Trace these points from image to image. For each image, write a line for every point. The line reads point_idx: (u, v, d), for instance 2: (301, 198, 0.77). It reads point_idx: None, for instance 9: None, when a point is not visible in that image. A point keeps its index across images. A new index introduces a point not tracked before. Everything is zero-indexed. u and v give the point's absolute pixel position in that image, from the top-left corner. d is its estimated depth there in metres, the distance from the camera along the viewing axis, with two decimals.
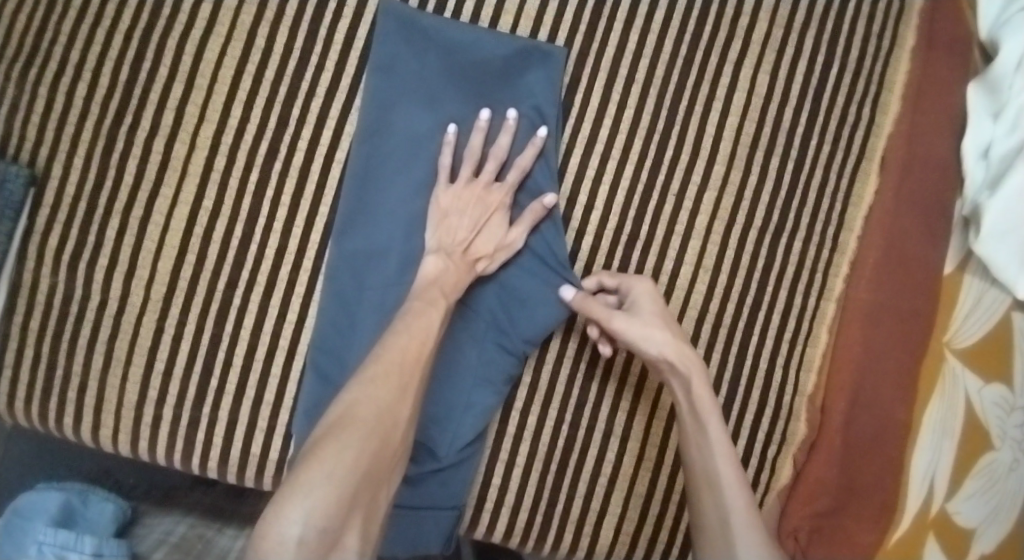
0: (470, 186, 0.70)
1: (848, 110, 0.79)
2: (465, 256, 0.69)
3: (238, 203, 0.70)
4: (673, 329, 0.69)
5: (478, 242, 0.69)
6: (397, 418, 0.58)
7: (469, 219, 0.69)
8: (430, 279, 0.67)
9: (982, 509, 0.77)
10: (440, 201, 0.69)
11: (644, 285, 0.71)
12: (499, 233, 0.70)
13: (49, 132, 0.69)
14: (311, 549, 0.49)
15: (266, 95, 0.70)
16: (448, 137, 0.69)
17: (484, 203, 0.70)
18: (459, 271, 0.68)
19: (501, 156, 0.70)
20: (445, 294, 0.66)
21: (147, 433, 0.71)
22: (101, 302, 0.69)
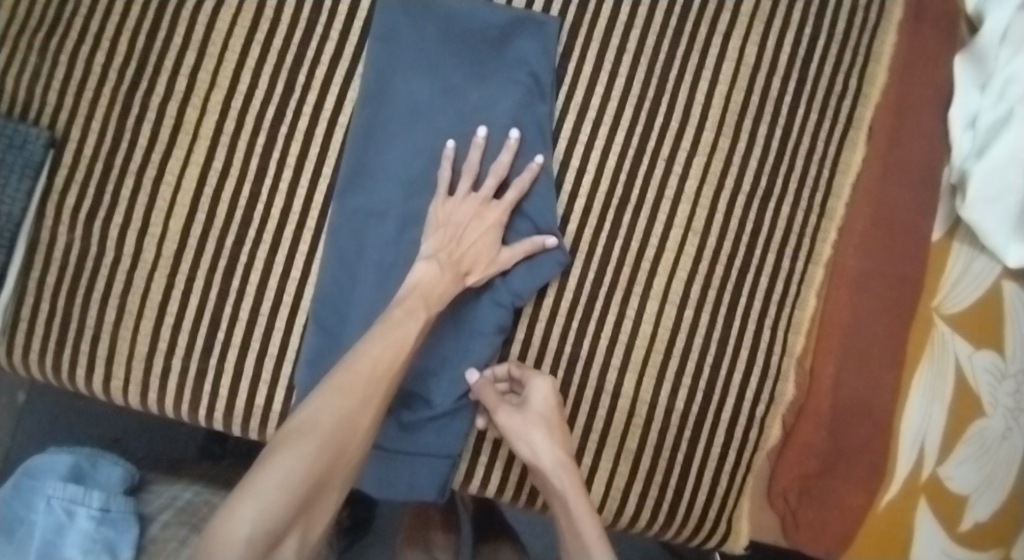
0: (468, 199, 0.72)
1: (835, 80, 0.81)
2: (455, 267, 0.70)
3: (245, 164, 0.73)
4: (558, 432, 0.71)
5: (468, 254, 0.71)
6: (358, 428, 0.60)
7: (464, 232, 0.71)
8: (418, 286, 0.69)
9: (976, 478, 0.80)
10: (437, 211, 0.72)
11: (545, 381, 0.72)
12: (491, 251, 0.72)
13: (68, 98, 0.72)
14: (254, 551, 0.51)
15: (273, 63, 0.73)
16: (447, 152, 0.71)
17: (481, 218, 0.72)
18: (444, 283, 0.69)
19: (500, 177, 0.72)
20: (427, 305, 0.68)
21: (155, 384, 0.74)
22: (114, 259, 0.73)
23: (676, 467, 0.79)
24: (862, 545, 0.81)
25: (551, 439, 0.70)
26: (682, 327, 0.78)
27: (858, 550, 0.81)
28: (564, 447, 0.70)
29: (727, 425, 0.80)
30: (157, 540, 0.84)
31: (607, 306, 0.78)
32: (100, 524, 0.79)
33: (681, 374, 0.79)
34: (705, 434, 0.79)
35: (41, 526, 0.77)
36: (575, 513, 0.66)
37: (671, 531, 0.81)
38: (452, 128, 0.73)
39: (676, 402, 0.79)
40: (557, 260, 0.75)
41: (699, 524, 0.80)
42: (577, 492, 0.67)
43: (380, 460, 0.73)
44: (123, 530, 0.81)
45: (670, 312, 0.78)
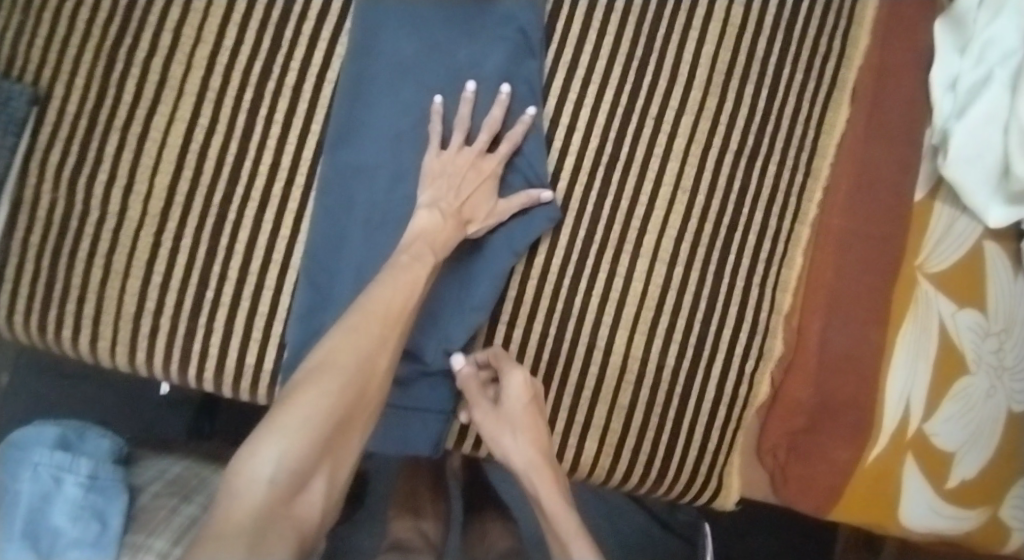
0: (464, 151, 0.72)
1: (818, 41, 0.82)
2: (458, 215, 0.71)
3: (233, 121, 0.73)
4: (532, 429, 0.72)
5: (469, 204, 0.72)
6: (375, 369, 0.61)
7: (462, 182, 0.72)
8: (422, 233, 0.69)
9: (962, 435, 0.81)
10: (433, 162, 0.72)
11: (519, 379, 0.71)
12: (487, 202, 0.73)
13: (51, 55, 0.72)
14: (283, 485, 0.51)
15: (260, 19, 0.73)
16: (436, 106, 0.72)
17: (477, 168, 0.73)
18: (450, 231, 0.70)
19: (494, 129, 0.73)
20: (434, 251, 0.69)
21: (144, 344, 0.73)
22: (100, 217, 0.72)
23: (668, 422, 0.80)
24: (851, 501, 0.81)
25: (524, 439, 0.71)
26: (672, 284, 0.79)
27: (844, 509, 0.82)
28: (538, 444, 0.72)
29: (717, 381, 0.81)
30: (146, 509, 0.83)
31: (598, 264, 0.78)
32: (88, 491, 0.78)
33: (671, 331, 0.79)
34: (695, 390, 0.80)
35: (27, 495, 0.75)
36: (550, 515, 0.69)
37: (661, 487, 0.82)
38: (442, 85, 0.74)
39: (667, 358, 0.79)
40: (548, 216, 0.76)
41: (689, 480, 0.81)
42: (552, 495, 0.70)
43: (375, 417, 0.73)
44: (112, 497, 0.80)
45: (660, 269, 0.79)
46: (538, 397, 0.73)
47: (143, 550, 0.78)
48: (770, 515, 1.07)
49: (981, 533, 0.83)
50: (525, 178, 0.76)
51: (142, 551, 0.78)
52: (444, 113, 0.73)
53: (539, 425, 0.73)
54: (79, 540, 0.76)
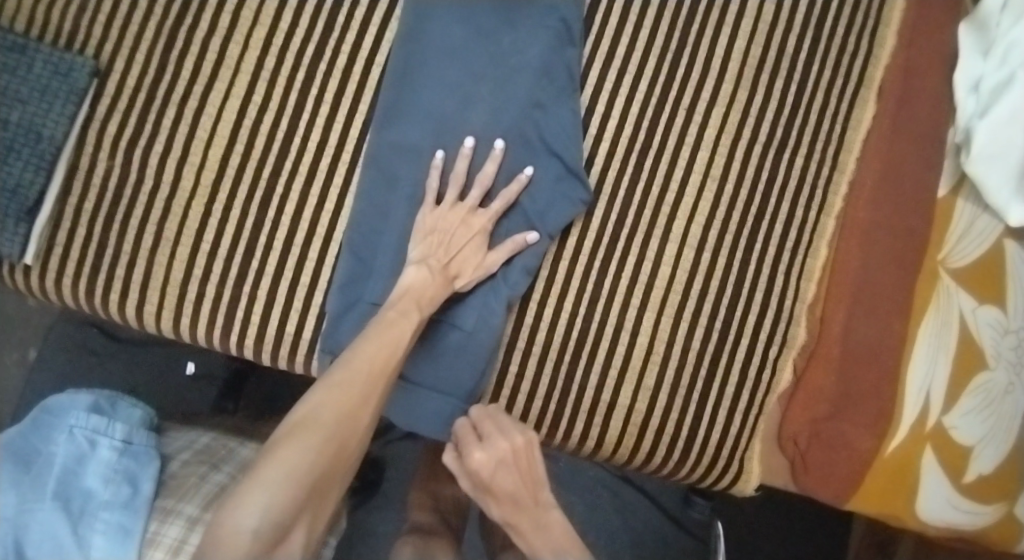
0: (457, 207, 0.74)
1: (847, 41, 0.84)
2: (445, 272, 0.72)
3: (284, 99, 0.76)
4: (515, 491, 0.71)
5: (457, 261, 0.74)
6: (358, 422, 0.62)
7: (452, 238, 0.74)
8: (410, 290, 0.71)
9: (981, 427, 0.81)
10: (425, 217, 0.74)
11: (471, 458, 0.71)
12: (477, 255, 0.75)
13: (113, 30, 0.75)
14: (264, 542, 0.52)
15: (314, 3, 0.76)
16: (436, 162, 0.74)
17: (468, 225, 0.74)
18: (436, 288, 0.72)
19: (485, 187, 0.75)
20: (420, 307, 0.70)
21: (189, 310, 0.75)
22: (153, 186, 0.75)
23: (693, 405, 0.81)
24: (869, 491, 0.82)
25: (500, 507, 0.72)
26: (700, 269, 0.81)
27: (862, 498, 0.82)
28: (521, 505, 0.71)
29: (741, 366, 0.82)
30: (177, 475, 0.85)
31: (627, 247, 0.80)
32: (121, 455, 0.80)
33: (698, 316, 0.81)
34: (720, 375, 0.82)
35: (62, 456, 0.77)
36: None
37: (684, 470, 0.83)
38: (484, 70, 0.76)
39: (693, 341, 0.81)
40: (579, 198, 0.77)
41: (712, 463, 0.83)
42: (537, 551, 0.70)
43: (410, 393, 0.76)
44: (145, 463, 0.81)
45: (688, 254, 0.81)
46: (520, 456, 0.72)
47: (173, 515, 0.78)
48: (785, 503, 1.10)
49: (997, 530, 0.82)
50: (561, 157, 0.77)
51: (173, 516, 0.78)
52: (443, 169, 0.75)
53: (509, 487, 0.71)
54: (110, 502, 0.76)
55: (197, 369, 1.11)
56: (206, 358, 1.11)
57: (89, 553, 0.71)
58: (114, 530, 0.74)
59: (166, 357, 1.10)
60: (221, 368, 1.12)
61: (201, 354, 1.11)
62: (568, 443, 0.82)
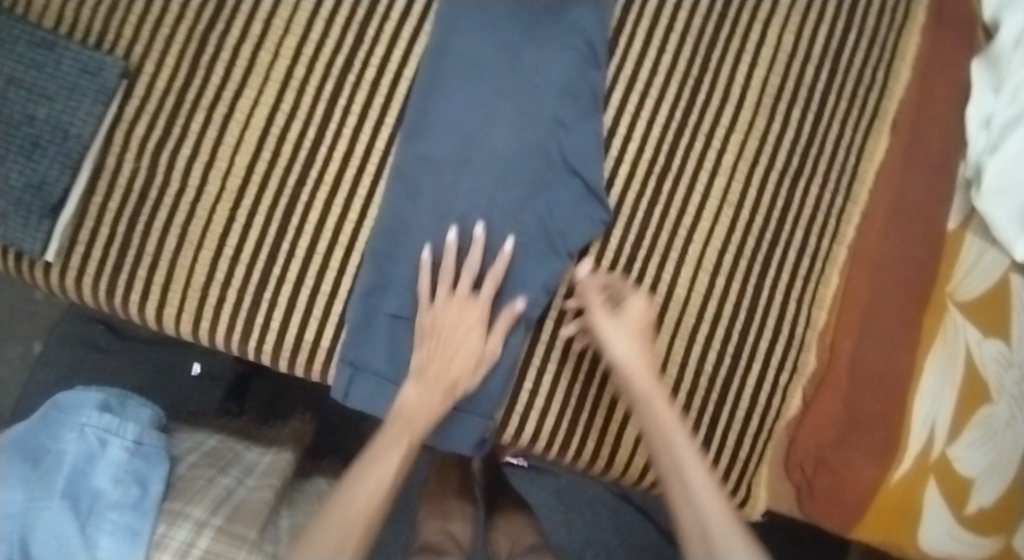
0: (453, 300, 0.74)
1: (864, 73, 0.86)
2: (443, 385, 0.72)
3: (312, 109, 0.77)
4: (636, 350, 0.75)
5: (456, 365, 0.73)
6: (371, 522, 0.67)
7: (448, 339, 0.73)
8: (402, 414, 0.72)
9: (987, 457, 0.81)
10: (423, 319, 0.74)
11: (641, 303, 0.78)
12: (478, 346, 0.74)
13: (144, 32, 0.76)
14: None
15: (345, 16, 0.78)
16: (424, 259, 0.74)
17: (464, 317, 0.74)
18: (432, 401, 0.72)
19: (470, 276, 0.75)
20: (415, 430, 0.71)
21: (209, 313, 0.76)
22: (179, 189, 0.76)
23: (703, 428, 0.82)
24: (874, 520, 0.82)
25: (641, 350, 0.75)
26: (714, 293, 0.82)
27: (866, 527, 0.82)
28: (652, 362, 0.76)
29: (752, 391, 0.83)
30: (184, 478, 0.86)
31: (644, 268, 0.81)
32: (132, 456, 0.80)
33: (711, 339, 0.82)
34: (730, 399, 0.82)
35: (74, 453, 0.76)
36: (659, 416, 0.71)
37: None
38: (507, 86, 0.77)
39: (706, 363, 0.82)
40: (601, 218, 0.79)
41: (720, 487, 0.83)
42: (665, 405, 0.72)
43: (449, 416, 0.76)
44: (155, 464, 0.82)
45: (704, 278, 0.82)
46: (647, 333, 0.77)
47: (181, 517, 0.79)
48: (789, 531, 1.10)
49: None
50: (583, 176, 0.78)
51: (181, 519, 0.79)
52: (434, 261, 0.75)
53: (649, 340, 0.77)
54: (119, 503, 0.76)
55: (203, 371, 1.12)
56: (213, 360, 1.12)
57: (95, 553, 0.72)
58: (122, 530, 0.74)
59: (171, 358, 1.11)
60: (226, 372, 1.13)
61: (207, 355, 1.13)
62: (578, 462, 0.82)
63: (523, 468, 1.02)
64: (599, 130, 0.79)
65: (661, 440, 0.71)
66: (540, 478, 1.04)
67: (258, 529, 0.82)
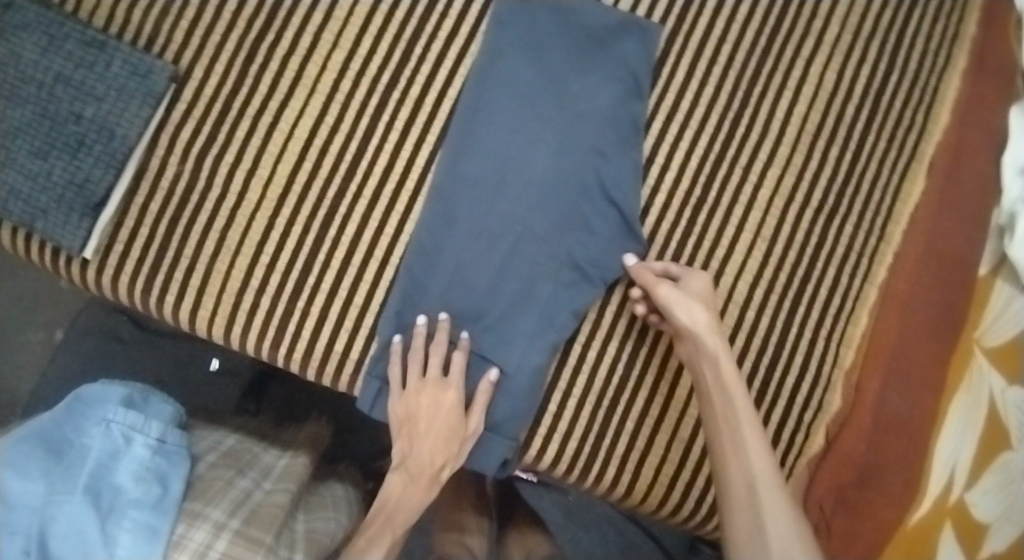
0: (421, 391, 0.75)
1: (903, 115, 0.86)
2: (426, 473, 0.76)
3: (356, 123, 0.78)
4: (704, 314, 0.75)
5: (437, 452, 0.76)
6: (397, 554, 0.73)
7: (424, 426, 0.75)
8: (389, 500, 0.77)
9: (999, 506, 0.68)
10: (396, 409, 0.76)
11: (701, 277, 0.78)
12: (457, 428, 0.75)
13: (195, 40, 0.77)
14: None
15: (394, 32, 0.79)
16: (394, 346, 0.75)
17: (438, 402, 0.75)
18: (416, 491, 0.76)
19: (436, 365, 0.75)
20: (409, 511, 0.76)
21: (242, 319, 0.77)
22: (220, 194, 0.77)
23: None
24: None
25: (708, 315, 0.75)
26: (743, 327, 0.82)
27: None
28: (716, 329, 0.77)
29: (776, 426, 0.83)
30: (203, 478, 0.84)
31: None
32: (154, 454, 0.78)
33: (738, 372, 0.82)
34: None
35: (98, 448, 0.73)
36: (728, 383, 0.73)
37: (709, 523, 0.84)
38: (551, 113, 0.78)
39: None
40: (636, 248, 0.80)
41: None
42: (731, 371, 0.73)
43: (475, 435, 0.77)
44: (176, 464, 0.80)
45: (734, 311, 0.82)
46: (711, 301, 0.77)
47: (200, 519, 0.77)
48: None
49: None
50: (620, 205, 0.78)
51: (200, 520, 0.76)
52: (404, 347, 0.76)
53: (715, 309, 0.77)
54: (141, 500, 0.73)
55: (220, 366, 1.11)
56: (230, 357, 1.11)
57: (114, 551, 0.69)
58: (143, 529, 0.72)
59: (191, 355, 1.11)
60: (244, 368, 1.12)
61: (225, 352, 1.12)
62: (598, 488, 0.81)
63: (535, 482, 1.03)
64: (640, 160, 0.80)
65: (723, 403, 0.72)
66: (548, 492, 1.05)
67: (274, 534, 0.80)
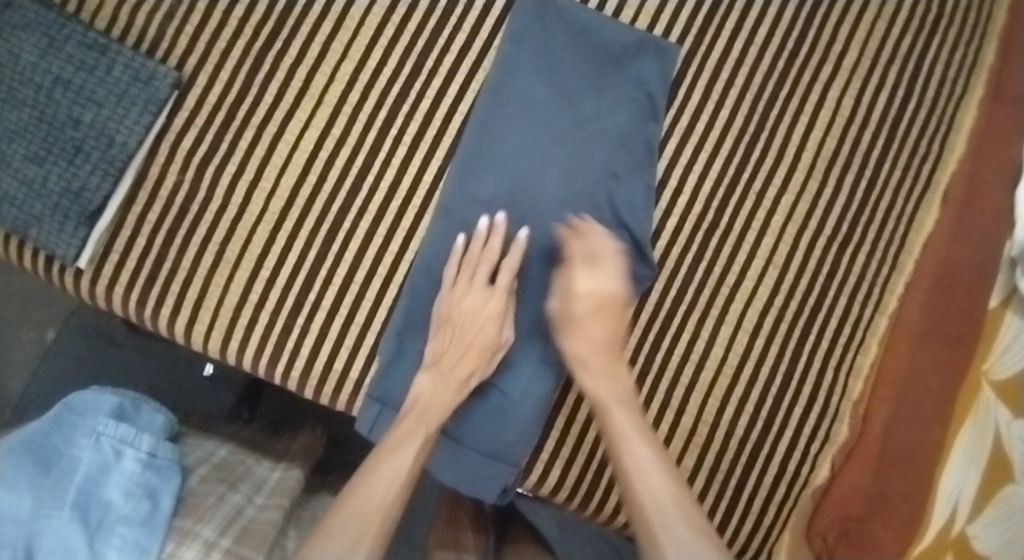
0: (468, 293, 0.72)
1: (919, 144, 0.85)
2: (455, 376, 0.71)
3: (363, 136, 0.76)
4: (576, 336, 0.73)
5: (473, 358, 0.72)
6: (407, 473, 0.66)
7: (464, 332, 0.72)
8: (415, 404, 0.71)
9: (1002, 538, 0.71)
10: (442, 306, 0.73)
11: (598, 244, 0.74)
12: (494, 336, 0.73)
13: (200, 45, 0.75)
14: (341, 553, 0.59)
15: (406, 43, 0.77)
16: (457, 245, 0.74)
17: (482, 308, 0.72)
18: (448, 394, 0.71)
19: (486, 270, 0.73)
20: (427, 423, 0.70)
21: (240, 334, 0.74)
22: (220, 206, 0.74)
23: (728, 490, 0.81)
24: None
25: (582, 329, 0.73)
26: (751, 355, 0.82)
27: None
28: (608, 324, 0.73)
29: (781, 456, 0.82)
30: (195, 493, 0.80)
31: (682, 326, 0.81)
32: (144, 469, 0.73)
33: (745, 401, 0.81)
34: (760, 460, 0.82)
35: (87, 462, 0.69)
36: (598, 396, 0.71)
37: None
38: (566, 133, 0.76)
39: (737, 426, 0.81)
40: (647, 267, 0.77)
41: (741, 549, 0.83)
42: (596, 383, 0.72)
43: (472, 458, 0.75)
44: (166, 479, 0.76)
45: (742, 338, 0.81)
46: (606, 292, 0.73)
47: (190, 537, 0.73)
48: None
49: None
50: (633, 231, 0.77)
51: (190, 538, 0.73)
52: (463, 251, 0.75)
53: (608, 302, 0.73)
54: (129, 517, 0.69)
55: (215, 372, 1.08)
56: (226, 365, 1.08)
57: None
58: (130, 548, 0.67)
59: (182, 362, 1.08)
60: (239, 375, 1.09)
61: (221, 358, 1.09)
62: (598, 516, 0.80)
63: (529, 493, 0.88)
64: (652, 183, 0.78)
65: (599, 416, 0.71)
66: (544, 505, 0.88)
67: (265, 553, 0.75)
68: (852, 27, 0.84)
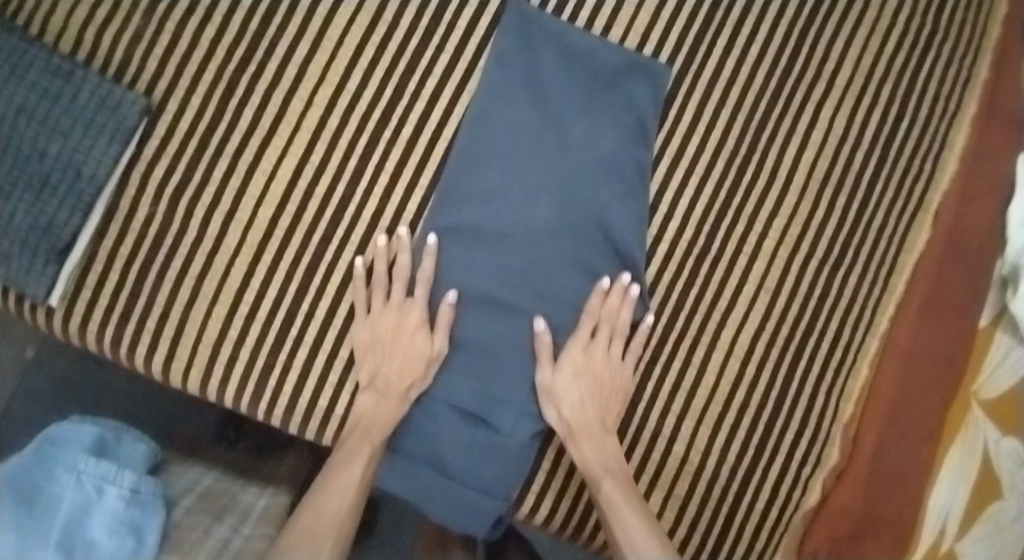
0: (385, 314, 0.72)
1: (911, 163, 0.84)
2: (392, 391, 0.71)
3: (343, 163, 0.73)
4: (569, 409, 0.74)
5: (405, 371, 0.72)
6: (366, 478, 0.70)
7: (390, 347, 0.72)
8: (359, 422, 0.71)
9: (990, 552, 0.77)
10: (360, 333, 0.72)
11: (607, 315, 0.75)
12: (424, 348, 0.72)
13: (170, 69, 0.71)
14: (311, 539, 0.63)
15: (387, 65, 0.74)
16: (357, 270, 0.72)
17: (402, 324, 0.72)
18: (389, 407, 0.72)
19: (400, 286, 0.73)
20: (372, 438, 0.71)
21: (219, 371, 0.72)
22: (196, 239, 0.71)
23: (720, 517, 0.80)
24: None
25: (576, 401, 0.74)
26: (743, 381, 0.80)
27: None
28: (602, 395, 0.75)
29: (773, 482, 0.81)
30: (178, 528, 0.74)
31: (673, 353, 0.79)
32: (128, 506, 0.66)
33: (737, 428, 0.80)
34: (752, 486, 0.80)
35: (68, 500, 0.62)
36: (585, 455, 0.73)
37: None
38: (555, 158, 0.75)
39: (729, 453, 0.80)
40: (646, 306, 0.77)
41: None
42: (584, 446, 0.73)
43: (460, 493, 0.74)
44: (151, 516, 0.68)
45: (734, 364, 0.80)
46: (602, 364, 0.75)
47: None
48: None
49: None
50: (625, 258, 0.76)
51: None
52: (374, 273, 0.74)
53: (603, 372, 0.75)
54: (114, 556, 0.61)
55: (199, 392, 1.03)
56: None
57: None
58: None
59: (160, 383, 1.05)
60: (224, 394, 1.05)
61: None
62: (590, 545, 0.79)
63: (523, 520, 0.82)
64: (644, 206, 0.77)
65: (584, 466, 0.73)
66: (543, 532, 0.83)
67: None
68: (844, 44, 0.83)
